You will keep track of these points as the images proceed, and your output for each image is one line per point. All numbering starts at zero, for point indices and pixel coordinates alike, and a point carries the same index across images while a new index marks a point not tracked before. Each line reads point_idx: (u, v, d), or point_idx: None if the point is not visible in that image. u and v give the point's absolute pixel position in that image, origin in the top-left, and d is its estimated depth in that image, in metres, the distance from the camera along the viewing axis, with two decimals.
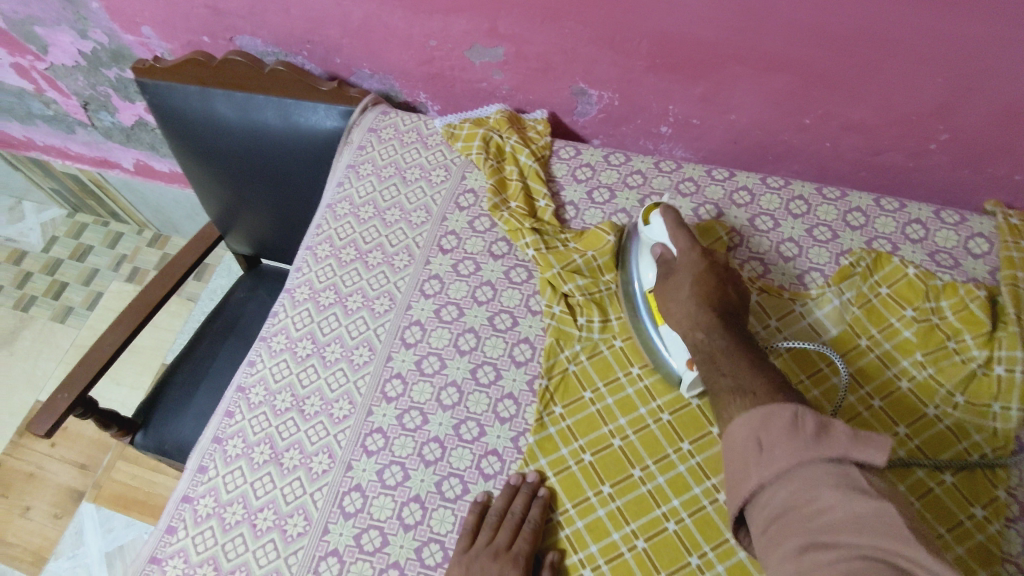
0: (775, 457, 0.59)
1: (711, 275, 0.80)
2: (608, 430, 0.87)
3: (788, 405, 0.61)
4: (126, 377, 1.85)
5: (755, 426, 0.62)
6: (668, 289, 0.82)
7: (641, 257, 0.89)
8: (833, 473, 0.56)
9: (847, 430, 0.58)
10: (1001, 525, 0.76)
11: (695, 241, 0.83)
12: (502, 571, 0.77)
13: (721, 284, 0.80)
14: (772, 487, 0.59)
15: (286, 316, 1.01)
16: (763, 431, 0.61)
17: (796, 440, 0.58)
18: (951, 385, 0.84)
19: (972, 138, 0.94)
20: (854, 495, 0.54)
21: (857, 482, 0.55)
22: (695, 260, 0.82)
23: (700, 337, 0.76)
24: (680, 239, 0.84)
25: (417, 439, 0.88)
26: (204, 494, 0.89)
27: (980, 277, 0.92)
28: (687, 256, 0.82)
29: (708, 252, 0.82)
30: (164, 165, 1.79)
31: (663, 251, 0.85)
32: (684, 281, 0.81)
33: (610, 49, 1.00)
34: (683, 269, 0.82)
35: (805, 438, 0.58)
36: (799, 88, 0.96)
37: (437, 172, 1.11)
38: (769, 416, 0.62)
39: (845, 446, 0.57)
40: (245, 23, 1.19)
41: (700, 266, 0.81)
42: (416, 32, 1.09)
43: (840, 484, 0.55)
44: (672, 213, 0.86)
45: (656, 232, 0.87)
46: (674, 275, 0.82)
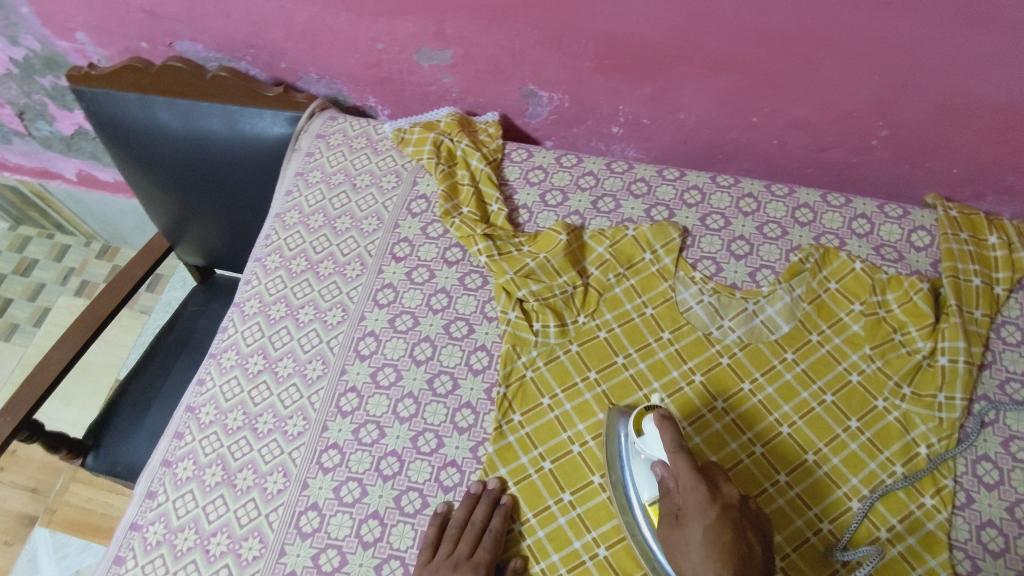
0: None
1: (728, 528, 0.66)
2: (567, 437, 0.87)
3: None
4: (77, 397, 1.78)
5: None
6: (675, 541, 0.69)
7: (637, 468, 0.79)
8: None
9: None
10: (949, 512, 0.79)
11: (699, 476, 0.70)
12: None
13: (737, 536, 0.66)
14: None
15: (235, 332, 0.99)
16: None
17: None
18: (899, 376, 0.86)
19: (911, 133, 0.96)
20: None
21: None
22: (702, 502, 0.68)
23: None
24: (681, 467, 0.71)
25: (374, 454, 0.87)
26: (153, 521, 0.86)
27: (922, 269, 0.94)
28: (693, 496, 0.69)
29: (717, 494, 0.69)
30: (109, 175, 1.73)
31: (663, 475, 0.73)
32: (694, 537, 0.67)
33: (558, 51, 0.99)
34: (690, 519, 0.68)
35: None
36: (745, 87, 0.96)
37: (387, 178, 1.09)
38: None
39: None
40: (184, 28, 1.15)
41: (712, 517, 0.67)
42: (362, 35, 1.06)
43: None
44: (667, 425, 0.74)
45: (651, 446, 0.76)
46: (681, 527, 0.69)
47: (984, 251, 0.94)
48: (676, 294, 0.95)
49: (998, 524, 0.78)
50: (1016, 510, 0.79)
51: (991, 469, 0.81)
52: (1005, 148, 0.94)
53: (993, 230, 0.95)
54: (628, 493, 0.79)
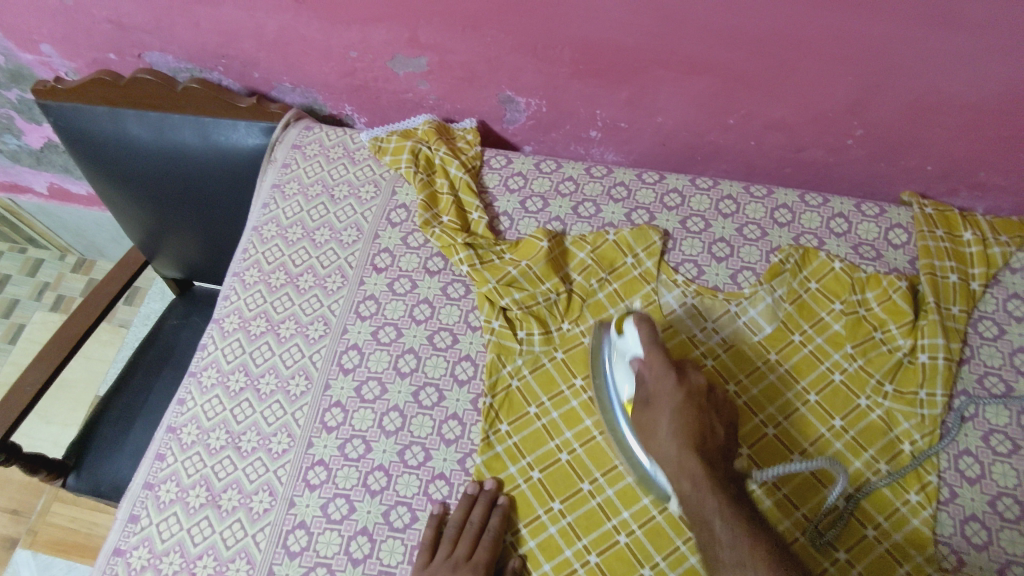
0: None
1: (694, 410, 0.72)
2: (555, 445, 0.86)
3: None
4: (57, 415, 1.75)
5: None
6: (644, 422, 0.74)
7: (618, 366, 0.81)
8: None
9: None
10: (933, 508, 0.80)
11: (671, 365, 0.74)
12: None
13: (702, 418, 0.72)
14: None
15: (215, 349, 0.97)
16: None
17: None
18: (880, 374, 0.87)
19: (885, 132, 0.97)
20: None
21: None
22: (673, 388, 0.73)
23: (686, 489, 0.68)
24: (655, 360, 0.74)
25: (361, 469, 0.86)
26: (137, 545, 0.85)
27: (900, 267, 0.95)
28: (664, 383, 0.73)
29: (685, 380, 0.73)
30: (81, 187, 1.69)
31: (639, 368, 0.75)
32: (661, 416, 0.72)
33: (533, 57, 0.99)
34: (660, 402, 0.73)
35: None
36: (720, 90, 0.97)
37: (366, 188, 1.08)
38: None
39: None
40: (153, 38, 1.13)
41: (679, 400, 0.72)
42: (335, 43, 1.05)
43: None
44: (646, 323, 0.77)
45: (631, 344, 0.78)
46: (650, 409, 0.73)
47: (959, 247, 0.95)
48: (658, 297, 0.95)
49: (982, 518, 0.79)
50: (998, 502, 0.80)
51: (973, 463, 0.83)
52: (977, 144, 0.95)
53: (968, 226, 0.97)
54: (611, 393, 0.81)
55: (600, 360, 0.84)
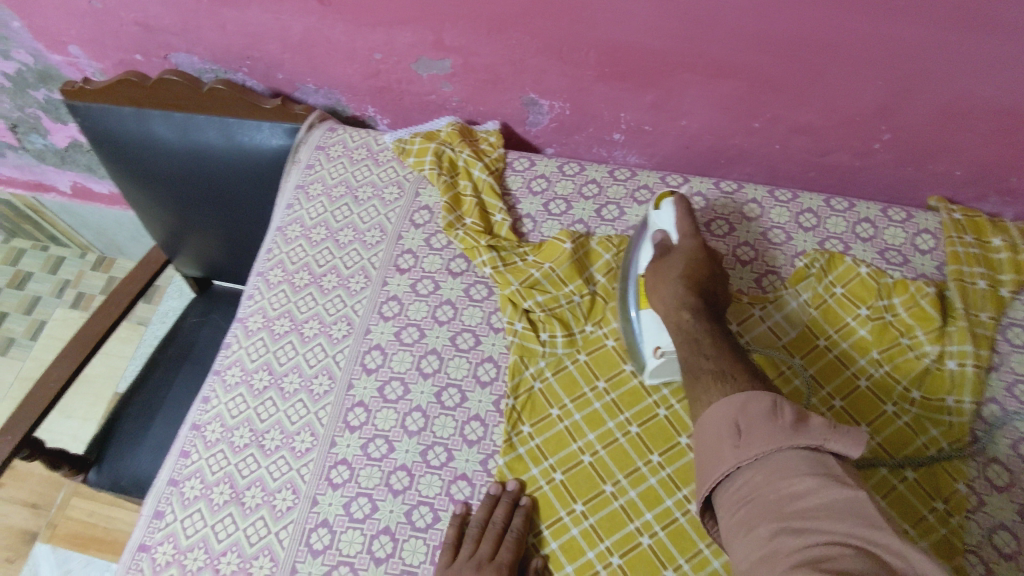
0: (751, 438, 0.61)
1: (707, 264, 0.82)
2: (578, 447, 0.86)
3: (768, 395, 0.64)
4: (77, 411, 1.77)
5: (734, 409, 0.64)
6: (657, 269, 0.83)
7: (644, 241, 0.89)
8: (811, 460, 0.58)
9: (821, 419, 0.61)
10: (962, 517, 0.79)
11: (698, 233, 0.84)
12: None
13: (711, 276, 0.82)
14: (750, 468, 0.61)
15: (239, 348, 0.98)
16: (742, 414, 0.63)
17: (773, 425, 0.61)
18: (907, 381, 0.86)
19: (913, 137, 0.96)
20: (829, 480, 0.56)
21: (833, 469, 0.58)
22: (693, 247, 0.83)
23: (684, 317, 0.77)
24: (684, 226, 0.85)
25: (384, 469, 0.86)
26: (161, 541, 0.86)
27: (928, 273, 0.94)
28: (688, 242, 0.84)
29: (706, 244, 0.84)
30: (103, 186, 1.71)
31: (664, 237, 0.85)
32: (676, 264, 0.82)
33: (558, 60, 0.99)
34: (679, 253, 0.83)
35: (782, 426, 0.60)
36: (746, 93, 0.96)
37: (389, 190, 1.08)
38: (750, 401, 0.64)
39: (822, 435, 0.59)
40: (179, 40, 1.14)
41: (696, 254, 0.82)
42: (360, 45, 1.06)
43: (814, 471, 0.57)
44: (684, 203, 0.87)
45: (663, 220, 0.87)
46: (666, 257, 0.83)
47: (989, 253, 0.94)
48: None
49: (1011, 526, 0.78)
50: None
51: (1002, 471, 0.82)
52: (1008, 149, 0.94)
53: (997, 232, 0.95)
54: (630, 262, 0.90)
55: (632, 243, 0.92)
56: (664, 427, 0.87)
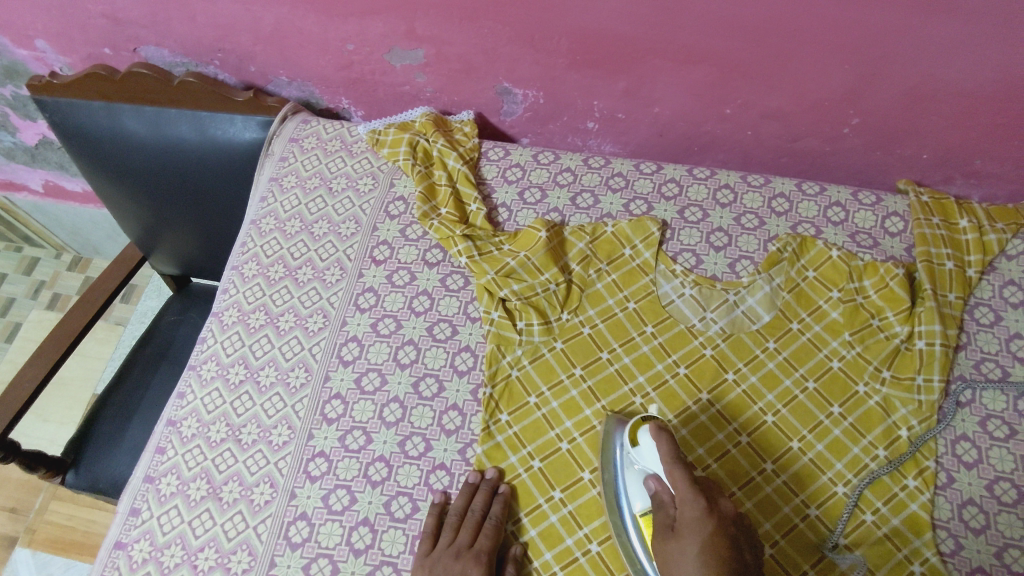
0: None
1: (726, 542, 0.65)
2: (555, 435, 0.87)
3: None
4: (54, 413, 1.74)
5: None
6: (669, 555, 0.67)
7: (632, 481, 0.78)
8: None
9: None
10: (931, 493, 0.81)
11: (698, 490, 0.68)
12: (464, 571, 0.77)
13: (736, 550, 0.64)
14: None
15: (214, 342, 0.97)
16: None
17: None
18: (878, 361, 0.88)
19: (881, 121, 0.97)
20: None
21: None
22: (699, 515, 0.67)
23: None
24: (677, 481, 0.70)
25: (362, 460, 0.86)
26: (138, 538, 0.85)
27: (897, 255, 0.96)
28: (691, 509, 0.67)
29: (714, 506, 0.67)
30: (76, 185, 1.69)
31: (658, 489, 0.73)
32: (688, 550, 0.65)
33: (531, 48, 0.99)
34: (686, 532, 0.66)
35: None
36: (717, 80, 0.97)
37: (364, 180, 1.08)
38: None
39: None
40: (149, 33, 1.13)
41: (709, 529, 0.65)
42: (332, 36, 1.05)
43: None
44: (665, 436, 0.74)
45: (648, 459, 0.76)
46: (675, 539, 0.67)
47: (956, 235, 0.96)
48: (657, 287, 0.96)
49: (978, 502, 0.81)
50: (994, 487, 0.81)
51: (970, 448, 0.84)
52: (973, 132, 0.96)
53: (963, 214, 0.97)
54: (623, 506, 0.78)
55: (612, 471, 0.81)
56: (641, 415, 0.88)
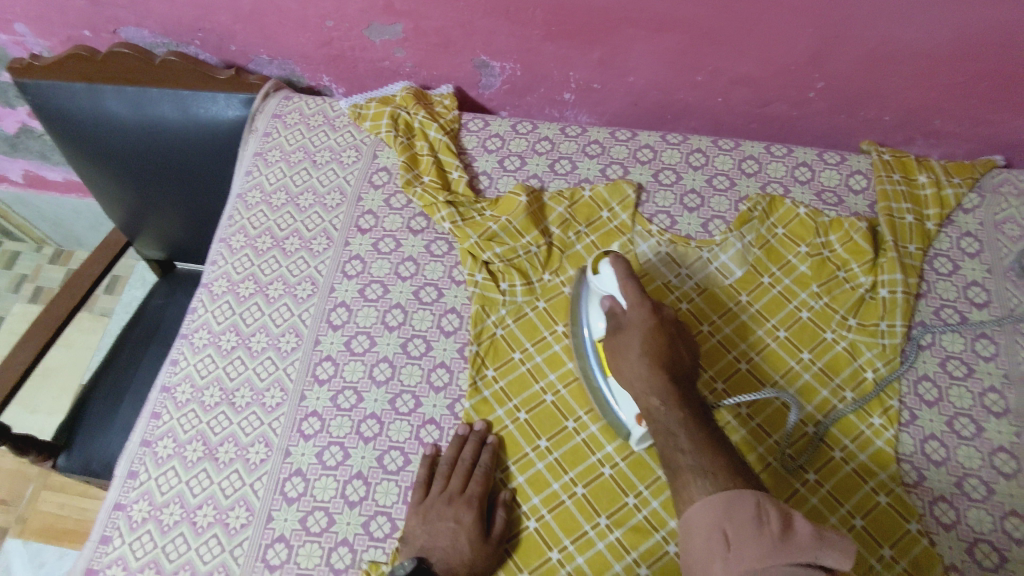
0: (741, 553, 0.58)
1: (664, 335, 0.77)
2: (540, 387, 0.90)
3: (751, 498, 0.61)
4: (42, 404, 1.74)
5: (720, 517, 0.61)
6: (615, 348, 0.78)
7: (590, 305, 0.86)
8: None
9: (810, 529, 0.58)
10: (895, 430, 0.86)
11: (645, 297, 0.79)
12: (456, 515, 0.81)
13: (673, 343, 0.77)
14: None
15: (205, 312, 0.99)
16: (727, 522, 0.60)
17: (762, 538, 0.57)
18: (845, 310, 0.93)
19: (843, 83, 1.02)
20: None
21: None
22: (644, 317, 0.78)
23: (654, 405, 0.73)
24: (629, 292, 0.79)
25: (354, 418, 0.89)
26: (137, 499, 0.87)
27: (861, 211, 1.00)
28: (638, 311, 0.78)
29: (657, 308, 0.79)
30: (57, 174, 1.69)
31: (612, 305, 0.80)
32: (633, 342, 0.77)
33: (506, 20, 1.02)
34: (631, 327, 0.78)
35: (771, 536, 0.57)
36: (687, 47, 1.01)
37: (347, 153, 1.11)
38: (734, 507, 0.61)
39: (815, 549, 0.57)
40: (129, 13, 1.14)
41: (650, 324, 0.77)
42: (312, 12, 1.07)
43: None
44: (622, 263, 0.81)
45: (606, 283, 0.83)
46: (621, 333, 0.78)
47: (915, 190, 1.01)
48: (634, 247, 0.99)
49: (940, 437, 0.86)
50: (955, 422, 0.86)
51: (932, 387, 0.89)
52: (930, 92, 1.01)
53: (923, 170, 1.02)
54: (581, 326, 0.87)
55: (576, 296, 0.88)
56: None
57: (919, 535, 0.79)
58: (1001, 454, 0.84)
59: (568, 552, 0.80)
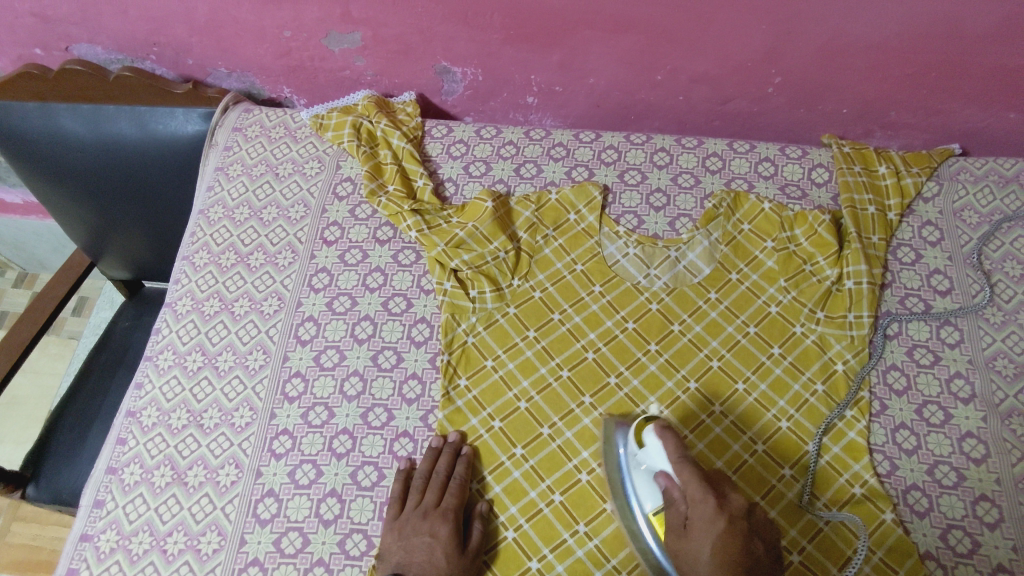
0: None
1: (740, 540, 0.67)
2: (513, 395, 0.90)
3: None
4: (9, 434, 1.70)
5: None
6: (681, 551, 0.70)
7: (639, 479, 0.79)
8: None
9: None
10: (867, 421, 0.87)
11: (708, 488, 0.70)
12: (433, 529, 0.80)
13: (747, 545, 0.67)
14: None
15: (169, 332, 0.97)
16: None
17: None
18: (812, 303, 0.93)
19: (800, 78, 1.03)
20: None
21: None
22: (711, 514, 0.68)
23: None
24: (688, 480, 0.71)
25: (326, 434, 0.88)
26: (104, 529, 0.85)
27: (824, 204, 1.01)
28: (702, 507, 0.69)
29: (725, 503, 0.69)
30: (15, 196, 1.65)
31: (667, 486, 0.74)
32: (701, 547, 0.68)
33: (465, 25, 1.01)
34: (698, 529, 0.69)
35: None
36: (646, 46, 1.01)
37: (310, 164, 1.09)
38: None
39: None
40: (80, 30, 1.11)
41: (719, 525, 0.68)
42: (267, 23, 1.05)
43: None
44: (668, 436, 0.75)
45: (654, 458, 0.76)
46: (688, 536, 0.70)
47: (876, 181, 1.02)
48: (602, 249, 0.99)
49: (910, 425, 0.87)
50: (924, 410, 0.87)
51: (900, 376, 0.90)
52: (885, 84, 1.02)
53: (882, 161, 1.03)
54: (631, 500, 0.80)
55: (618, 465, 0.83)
56: (594, 369, 0.91)
57: (894, 525, 0.80)
58: (970, 439, 0.85)
59: (547, 562, 0.80)
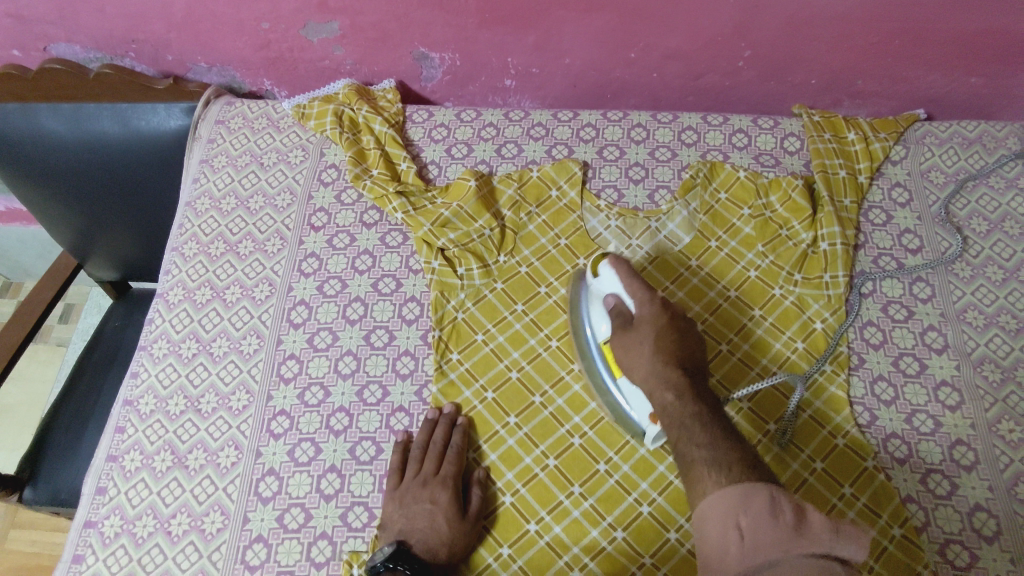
0: (757, 545, 0.57)
1: (675, 331, 0.76)
2: (504, 365, 0.92)
3: (764, 491, 0.60)
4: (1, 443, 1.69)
5: (733, 509, 0.59)
6: (626, 346, 0.77)
7: (592, 307, 0.84)
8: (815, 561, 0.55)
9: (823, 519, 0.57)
10: (847, 374, 0.90)
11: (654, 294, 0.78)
12: (433, 495, 0.82)
13: (683, 340, 0.76)
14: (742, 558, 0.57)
15: (162, 322, 0.99)
16: (742, 514, 0.59)
17: (780, 528, 0.57)
18: (790, 266, 0.96)
19: (769, 51, 1.06)
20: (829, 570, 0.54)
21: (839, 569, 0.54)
22: (655, 313, 0.76)
23: (670, 399, 0.72)
24: (636, 290, 0.78)
25: (323, 413, 0.90)
26: (107, 515, 0.86)
27: (797, 170, 1.05)
28: (647, 308, 0.77)
29: (666, 303, 0.78)
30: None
31: (616, 304, 0.79)
32: (645, 339, 0.75)
33: (440, 10, 1.03)
34: (643, 324, 0.76)
35: (787, 526, 0.57)
36: (618, 25, 1.03)
37: (294, 153, 1.11)
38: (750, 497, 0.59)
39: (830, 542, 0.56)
40: (58, 29, 1.12)
41: (661, 322, 0.76)
42: (246, 16, 1.07)
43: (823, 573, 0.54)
44: (623, 264, 0.80)
45: (607, 284, 0.81)
46: (633, 330, 0.77)
47: (846, 147, 1.05)
48: (585, 223, 1.02)
49: (887, 377, 0.90)
50: (900, 361, 0.91)
51: (876, 331, 0.93)
52: (850, 54, 1.05)
53: (851, 128, 1.07)
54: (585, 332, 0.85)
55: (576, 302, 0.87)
56: None
57: (876, 470, 0.84)
58: (944, 388, 0.89)
59: (545, 523, 0.82)
